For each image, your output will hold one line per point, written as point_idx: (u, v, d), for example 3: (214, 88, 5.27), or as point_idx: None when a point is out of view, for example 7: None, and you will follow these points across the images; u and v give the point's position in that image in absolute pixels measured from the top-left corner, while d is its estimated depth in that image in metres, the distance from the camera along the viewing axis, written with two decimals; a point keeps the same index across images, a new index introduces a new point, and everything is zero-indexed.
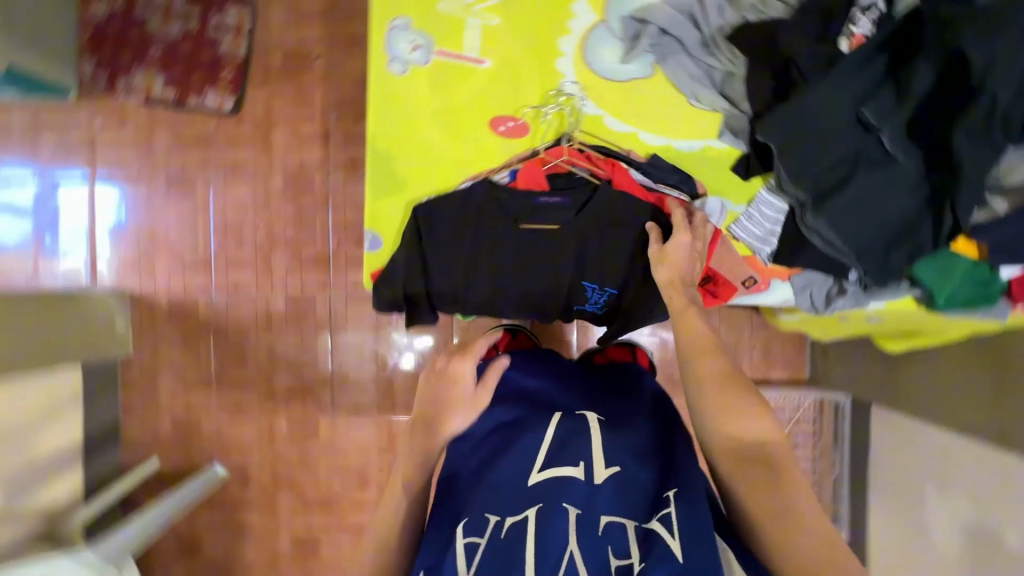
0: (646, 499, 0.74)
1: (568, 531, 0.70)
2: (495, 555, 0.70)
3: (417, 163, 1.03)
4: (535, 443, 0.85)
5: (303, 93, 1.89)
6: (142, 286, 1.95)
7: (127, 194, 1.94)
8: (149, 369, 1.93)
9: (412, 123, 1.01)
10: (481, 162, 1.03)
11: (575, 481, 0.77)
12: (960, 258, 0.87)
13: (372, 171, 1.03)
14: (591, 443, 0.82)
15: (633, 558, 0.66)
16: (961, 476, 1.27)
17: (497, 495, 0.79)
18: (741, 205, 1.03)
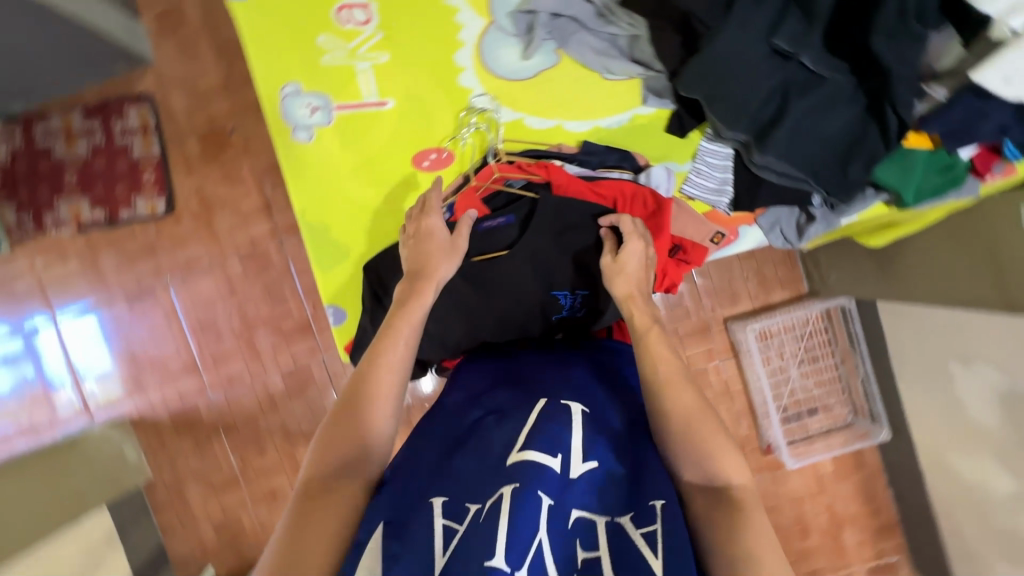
0: (623, 496, 0.70)
1: (540, 521, 0.65)
2: (471, 540, 0.64)
3: (355, 223, 1.02)
4: (513, 428, 0.75)
5: (230, 170, 1.83)
6: (139, 409, 1.90)
7: (93, 324, 1.88)
8: (174, 485, 1.90)
9: (336, 185, 1.01)
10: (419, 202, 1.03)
11: (552, 472, 0.69)
12: (917, 151, 0.85)
13: (312, 245, 1.02)
14: (569, 432, 0.73)
15: (601, 553, 0.65)
16: (983, 344, 1.27)
17: (471, 478, 0.72)
18: (686, 163, 1.01)
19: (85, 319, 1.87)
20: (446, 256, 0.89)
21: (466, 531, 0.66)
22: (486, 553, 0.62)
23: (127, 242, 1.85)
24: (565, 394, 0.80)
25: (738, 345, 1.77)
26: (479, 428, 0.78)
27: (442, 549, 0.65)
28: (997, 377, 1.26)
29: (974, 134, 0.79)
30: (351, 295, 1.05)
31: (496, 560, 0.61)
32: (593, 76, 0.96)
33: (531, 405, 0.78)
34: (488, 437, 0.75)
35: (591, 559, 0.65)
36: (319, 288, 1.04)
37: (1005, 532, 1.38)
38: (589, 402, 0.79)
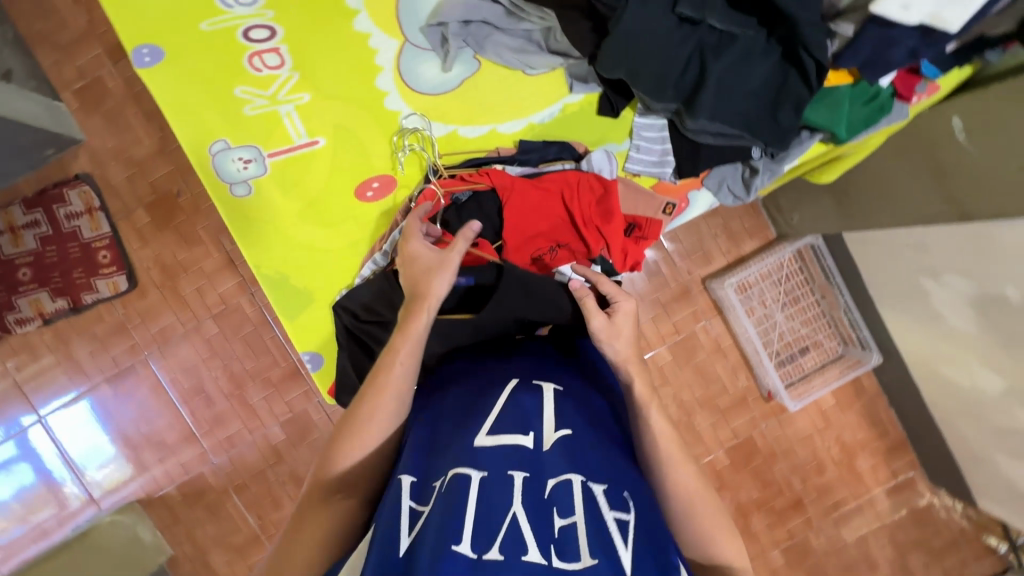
0: (591, 463, 0.74)
1: (512, 497, 0.68)
2: (439, 519, 0.66)
3: (312, 267, 1.01)
4: (486, 410, 0.79)
5: (185, 233, 1.80)
6: (144, 488, 1.87)
7: (81, 415, 1.84)
8: (196, 557, 1.88)
9: (286, 233, 0.99)
10: (370, 233, 1.02)
11: (523, 449, 0.74)
12: (840, 88, 0.87)
13: (275, 296, 1.02)
14: (541, 405, 0.79)
15: (576, 518, 0.67)
16: (949, 256, 1.29)
17: (445, 464, 0.74)
18: (624, 142, 1.01)
19: (72, 410, 1.84)
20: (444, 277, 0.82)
21: (433, 515, 0.67)
22: (452, 538, 0.64)
23: (97, 325, 1.82)
24: (540, 376, 0.85)
25: (720, 302, 1.79)
26: (457, 415, 0.81)
27: (410, 530, 0.68)
28: (967, 284, 1.29)
29: (888, 64, 0.80)
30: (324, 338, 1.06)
31: (463, 545, 0.63)
32: (516, 74, 0.96)
33: (504, 383, 0.83)
34: (462, 423, 0.79)
35: (567, 525, 0.67)
36: (292, 339, 1.04)
37: (1003, 428, 1.42)
38: (567, 383, 0.85)
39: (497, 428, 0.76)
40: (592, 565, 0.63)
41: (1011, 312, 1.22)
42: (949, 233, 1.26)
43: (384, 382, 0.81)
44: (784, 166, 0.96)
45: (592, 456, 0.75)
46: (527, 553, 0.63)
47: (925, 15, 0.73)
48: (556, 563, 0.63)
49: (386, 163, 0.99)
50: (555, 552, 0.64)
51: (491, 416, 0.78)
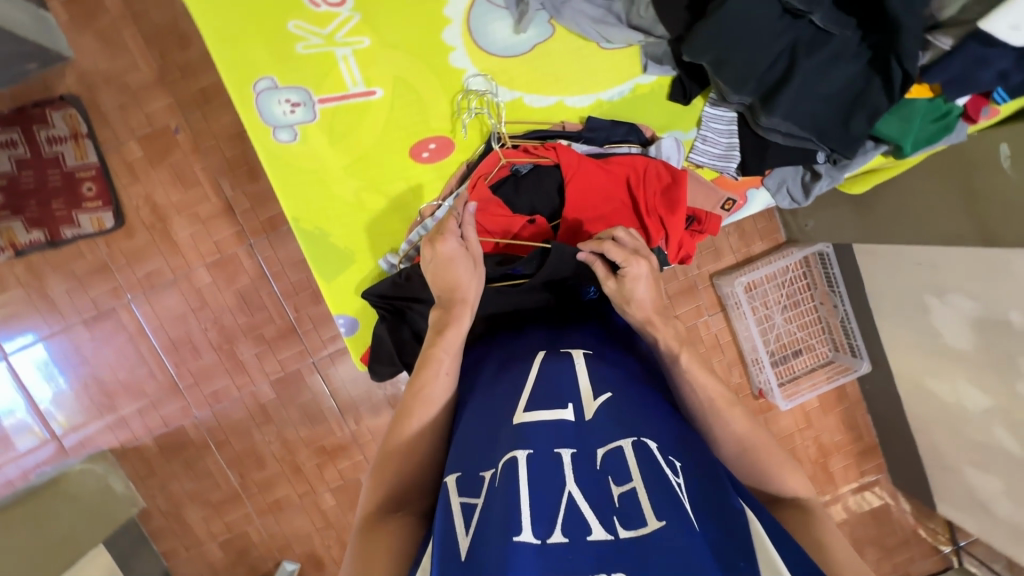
0: (638, 426, 0.67)
1: (565, 473, 0.61)
2: (492, 512, 0.59)
3: (353, 225, 1.01)
4: (518, 386, 0.73)
5: (182, 173, 1.68)
6: (119, 438, 1.78)
7: (49, 357, 1.72)
8: (171, 511, 1.82)
9: (332, 187, 0.98)
10: (419, 196, 1.03)
11: (565, 421, 0.67)
12: (917, 102, 0.89)
13: (313, 255, 1.02)
14: (575, 375, 0.73)
15: (635, 483, 0.59)
16: (957, 279, 1.34)
17: (483, 450, 0.67)
18: (691, 131, 1.03)
19: (30, 354, 1.72)
20: (469, 276, 0.83)
21: (486, 505, 0.61)
22: (512, 529, 0.56)
23: (77, 263, 1.69)
24: (564, 344, 0.81)
25: (725, 299, 1.82)
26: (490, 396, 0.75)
27: (465, 530, 0.60)
28: (972, 306, 1.34)
29: (974, 81, 0.83)
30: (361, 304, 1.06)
31: (525, 534, 0.56)
32: (589, 46, 0.94)
33: (531, 357, 0.78)
34: (495, 406, 0.72)
35: (626, 492, 0.59)
36: (325, 299, 1.06)
37: (977, 443, 1.51)
38: (588, 344, 0.82)
39: (533, 404, 0.69)
40: (662, 527, 0.55)
41: (1011, 337, 1.28)
42: (960, 255, 1.30)
43: (430, 395, 0.78)
44: (847, 173, 0.99)
45: (642, 421, 0.68)
46: (592, 531, 0.56)
47: None
48: (625, 534, 0.56)
49: (444, 123, 0.98)
50: (619, 523, 0.57)
51: (525, 393, 0.71)
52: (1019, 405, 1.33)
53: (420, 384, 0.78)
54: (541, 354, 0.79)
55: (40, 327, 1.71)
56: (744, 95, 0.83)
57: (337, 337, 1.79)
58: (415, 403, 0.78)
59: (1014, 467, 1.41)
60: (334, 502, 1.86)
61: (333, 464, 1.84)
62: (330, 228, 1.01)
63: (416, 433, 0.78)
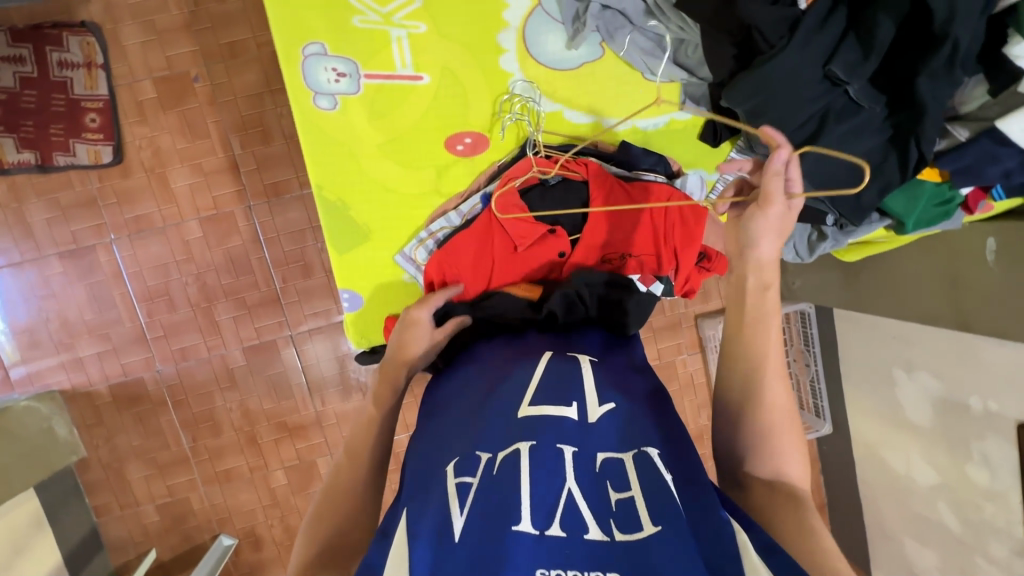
0: (641, 434, 0.67)
1: (565, 472, 0.61)
2: (490, 495, 0.60)
3: (375, 206, 1.02)
4: (522, 382, 0.74)
5: (193, 123, 1.64)
6: (71, 379, 1.70)
7: (12, 284, 1.65)
8: (112, 464, 1.73)
9: (364, 161, 0.99)
10: (446, 187, 1.04)
11: (568, 419, 0.67)
12: (925, 183, 0.96)
13: (331, 232, 1.02)
14: (581, 376, 0.73)
15: (633, 491, 0.61)
16: (926, 356, 1.42)
17: (485, 435, 0.67)
18: (714, 172, 1.10)
19: None
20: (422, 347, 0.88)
21: (482, 489, 0.61)
22: (511, 517, 0.57)
23: (64, 192, 1.63)
24: (569, 348, 0.81)
25: (705, 340, 1.87)
26: (493, 391, 0.74)
27: (460, 509, 0.60)
28: (935, 384, 1.41)
29: (980, 175, 0.89)
30: (365, 282, 1.09)
31: (524, 524, 0.57)
32: (634, 74, 0.98)
33: (537, 356, 0.78)
34: (497, 399, 0.72)
35: (624, 499, 0.60)
36: (336, 272, 1.07)
37: (920, 517, 1.57)
38: (594, 352, 0.80)
39: (539, 399, 0.70)
40: (656, 533, 0.56)
41: (968, 420, 1.35)
42: (934, 337, 1.39)
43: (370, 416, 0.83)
44: (849, 238, 1.04)
45: (645, 427, 0.68)
46: (588, 530, 0.57)
47: None
48: (621, 537, 0.56)
49: (484, 121, 1.00)
50: (615, 527, 0.58)
51: (530, 389, 0.72)
52: (965, 485, 1.39)
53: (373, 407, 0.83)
54: (547, 354, 0.79)
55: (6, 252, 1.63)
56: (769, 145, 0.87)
57: (319, 313, 1.76)
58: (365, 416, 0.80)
59: (953, 544, 1.47)
60: (285, 481, 1.81)
61: (291, 442, 1.80)
62: (351, 204, 1.01)
63: None
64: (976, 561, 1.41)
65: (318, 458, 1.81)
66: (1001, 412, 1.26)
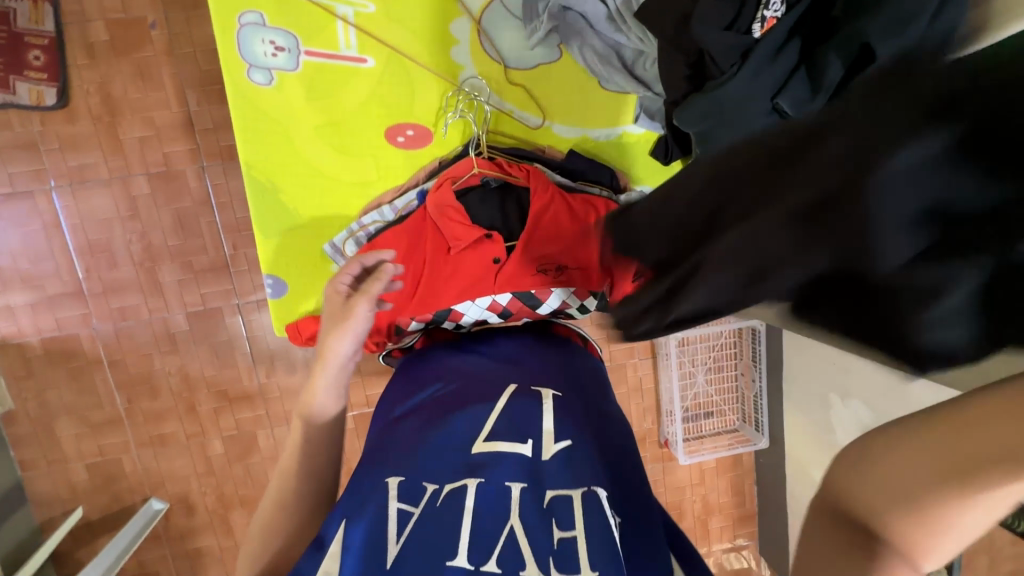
0: (598, 476, 0.65)
1: (509, 507, 0.61)
2: (429, 527, 0.59)
3: (306, 189, 1.03)
4: (482, 416, 0.74)
5: (147, 72, 1.55)
6: (1, 329, 1.63)
7: None
8: (42, 419, 1.68)
9: (297, 144, 1.00)
10: (384, 179, 1.06)
11: (521, 454, 0.68)
12: None
13: (258, 212, 1.03)
14: (538, 414, 0.74)
15: (577, 531, 0.58)
16: (860, 384, 1.45)
17: (436, 468, 0.67)
18: (664, 192, 1.12)
19: None
20: (344, 334, 0.83)
21: (423, 518, 0.60)
22: (449, 550, 0.57)
23: (2, 132, 1.53)
24: (534, 381, 0.82)
25: (657, 348, 1.90)
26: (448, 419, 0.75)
27: (398, 536, 0.59)
28: (866, 413, 1.44)
29: None
30: (286, 266, 1.08)
31: (459, 559, 0.56)
32: (592, 80, 1.01)
33: (502, 390, 0.80)
34: (454, 432, 0.72)
35: (567, 538, 0.57)
36: (259, 256, 1.06)
37: None
38: (560, 387, 0.82)
39: (496, 435, 0.71)
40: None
41: None
42: (869, 369, 1.41)
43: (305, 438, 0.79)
44: None
45: (598, 466, 0.67)
46: (525, 567, 0.55)
47: None
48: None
49: (428, 116, 1.02)
50: (553, 567, 0.55)
51: (488, 425, 0.73)
52: None
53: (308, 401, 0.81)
54: (512, 388, 0.80)
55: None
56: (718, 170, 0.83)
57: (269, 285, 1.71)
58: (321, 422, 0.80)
59: None
60: (223, 450, 1.79)
61: (232, 412, 1.77)
62: (281, 185, 1.02)
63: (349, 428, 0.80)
64: None
65: (258, 430, 1.79)
66: None
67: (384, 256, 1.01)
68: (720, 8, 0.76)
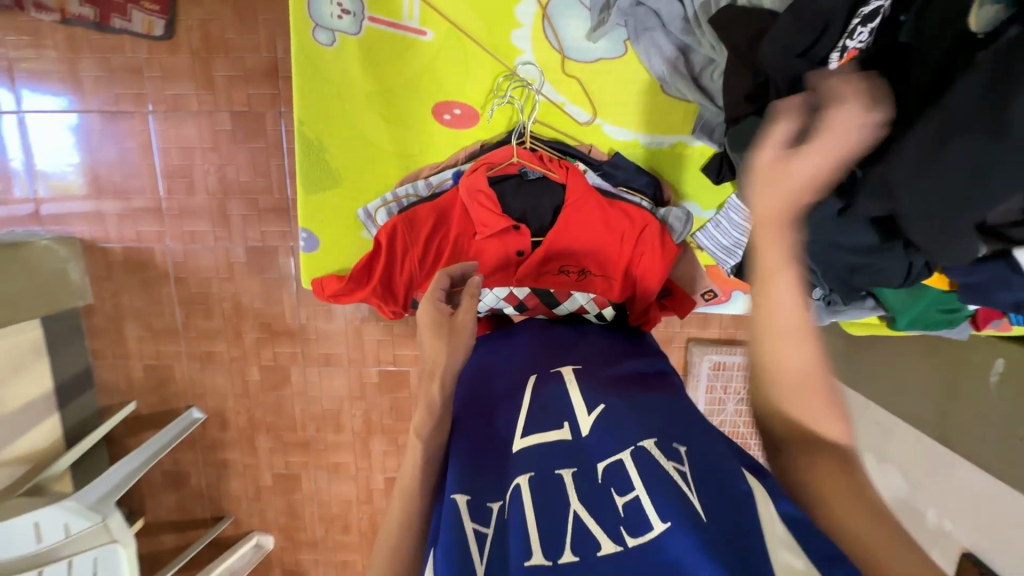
0: (632, 431, 0.65)
1: (567, 493, 0.60)
2: (503, 547, 0.61)
3: (349, 152, 1.07)
4: (514, 417, 0.73)
5: (243, 15, 1.64)
6: (91, 232, 1.82)
7: (83, 130, 1.74)
8: (113, 317, 1.88)
9: (347, 108, 1.04)
10: (424, 153, 1.09)
11: (562, 442, 0.66)
12: (931, 288, 0.84)
13: (303, 167, 1.08)
14: (566, 393, 0.72)
15: (638, 491, 0.58)
16: (900, 453, 1.33)
17: (489, 479, 0.68)
18: (708, 211, 1.08)
19: (59, 119, 1.74)
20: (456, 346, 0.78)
21: (500, 538, 0.62)
22: (521, 549, 0.56)
23: (114, 55, 1.68)
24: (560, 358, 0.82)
25: (690, 366, 1.82)
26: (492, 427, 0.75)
27: (480, 556, 0.61)
28: (901, 484, 1.33)
29: (987, 296, 0.75)
30: (323, 224, 1.13)
31: (535, 558, 0.55)
32: (653, 84, 1.00)
33: (524, 381, 0.78)
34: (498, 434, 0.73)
35: (631, 502, 0.58)
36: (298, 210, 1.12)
37: None
38: (581, 360, 0.81)
39: (527, 425, 0.70)
40: (666, 530, 0.54)
41: (917, 530, 1.28)
42: None
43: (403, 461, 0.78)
44: (831, 319, 0.96)
45: (628, 423, 0.66)
46: (600, 546, 0.55)
47: None
48: (633, 543, 0.55)
49: (477, 97, 1.04)
50: (626, 533, 0.56)
51: (520, 417, 0.72)
52: None
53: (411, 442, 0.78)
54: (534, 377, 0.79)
55: (66, 97, 1.72)
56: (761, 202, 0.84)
57: None
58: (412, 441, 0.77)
59: None
60: (259, 377, 1.93)
61: (271, 345, 1.89)
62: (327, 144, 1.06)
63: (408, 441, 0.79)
64: None
65: (293, 366, 1.91)
66: (952, 533, 1.17)
67: (411, 233, 1.01)
68: (796, 34, 0.72)
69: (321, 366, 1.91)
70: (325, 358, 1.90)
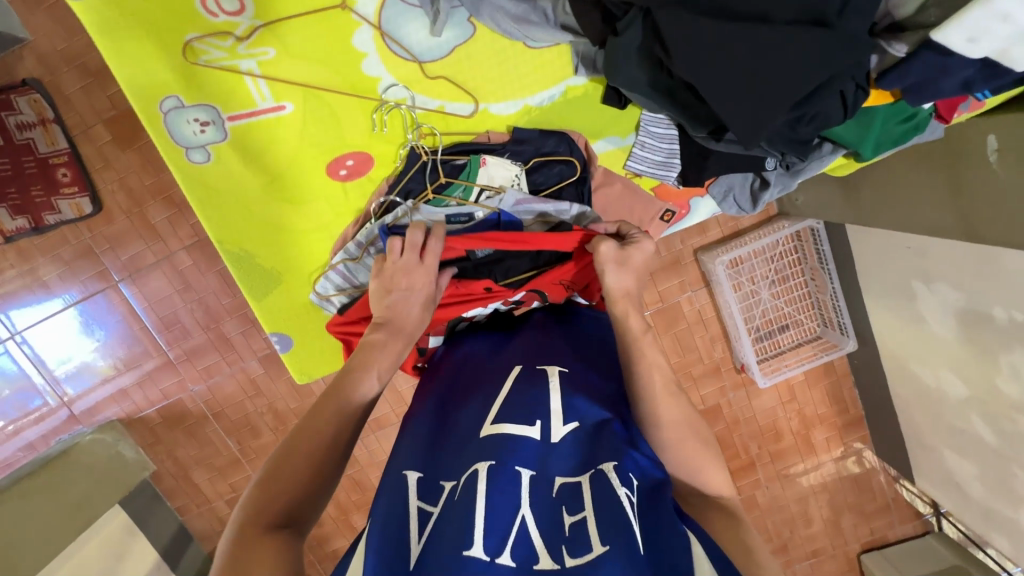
0: (601, 453, 0.75)
1: (520, 494, 0.71)
2: (448, 521, 0.70)
3: (274, 248, 1.12)
4: (488, 400, 0.85)
5: (151, 157, 1.69)
6: (125, 409, 1.90)
7: (74, 324, 1.81)
8: (179, 473, 1.97)
9: (252, 209, 1.07)
10: (341, 216, 1.13)
11: (529, 438, 0.77)
12: (877, 107, 0.81)
13: (244, 279, 1.14)
14: (545, 394, 0.83)
15: (586, 512, 0.69)
16: (943, 265, 1.26)
17: (448, 463, 0.80)
18: (628, 136, 1.11)
19: (49, 324, 1.80)
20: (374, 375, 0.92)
21: (441, 513, 0.73)
22: (465, 543, 0.67)
23: (64, 248, 1.74)
24: (541, 361, 0.90)
25: (708, 274, 1.76)
26: (453, 420, 0.86)
27: (416, 538, 0.72)
28: (957, 296, 1.26)
29: (933, 90, 0.69)
30: (285, 324, 1.20)
31: (477, 548, 0.66)
32: (515, 45, 0.98)
33: (507, 372, 0.89)
34: (464, 423, 0.83)
35: (577, 522, 0.69)
36: (261, 320, 1.19)
37: (956, 429, 1.47)
38: (568, 365, 0.90)
39: (501, 417, 0.81)
40: (604, 552, 0.65)
41: (992, 332, 1.21)
42: (949, 245, 1.22)
43: (294, 455, 0.83)
44: (796, 181, 1.02)
45: (602, 444, 0.77)
46: (539, 559, 0.66)
47: (991, 51, 0.62)
48: (570, 562, 0.65)
49: (363, 141, 1.06)
50: (566, 552, 0.66)
51: (495, 407, 0.83)
52: (996, 398, 1.28)
53: (308, 445, 0.84)
54: (518, 367, 0.89)
55: (61, 297, 1.78)
56: (665, 112, 0.82)
57: None
58: (309, 440, 0.84)
59: (990, 454, 1.38)
60: None
61: None
62: (252, 249, 1.11)
63: (314, 447, 0.84)
64: (1014, 471, 1.31)
65: None
66: None
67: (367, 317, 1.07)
68: None
69: (375, 431, 1.94)
70: (375, 423, 1.94)
